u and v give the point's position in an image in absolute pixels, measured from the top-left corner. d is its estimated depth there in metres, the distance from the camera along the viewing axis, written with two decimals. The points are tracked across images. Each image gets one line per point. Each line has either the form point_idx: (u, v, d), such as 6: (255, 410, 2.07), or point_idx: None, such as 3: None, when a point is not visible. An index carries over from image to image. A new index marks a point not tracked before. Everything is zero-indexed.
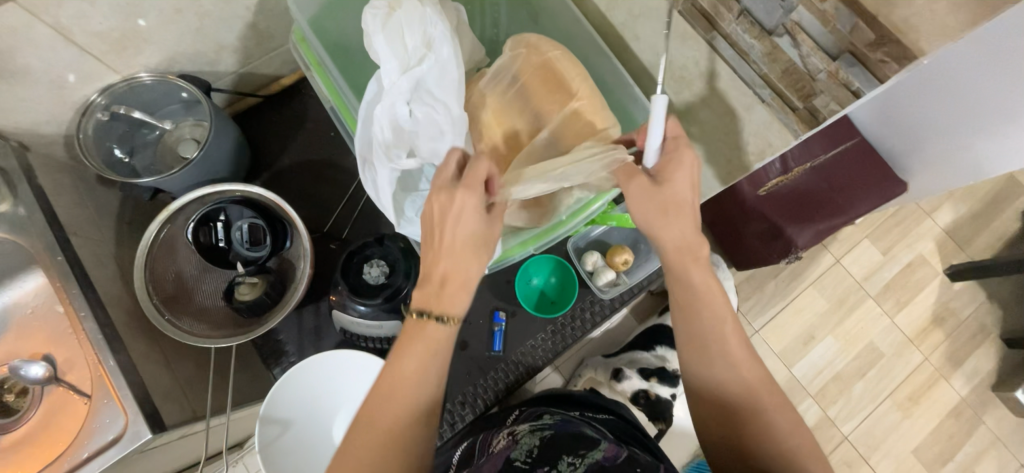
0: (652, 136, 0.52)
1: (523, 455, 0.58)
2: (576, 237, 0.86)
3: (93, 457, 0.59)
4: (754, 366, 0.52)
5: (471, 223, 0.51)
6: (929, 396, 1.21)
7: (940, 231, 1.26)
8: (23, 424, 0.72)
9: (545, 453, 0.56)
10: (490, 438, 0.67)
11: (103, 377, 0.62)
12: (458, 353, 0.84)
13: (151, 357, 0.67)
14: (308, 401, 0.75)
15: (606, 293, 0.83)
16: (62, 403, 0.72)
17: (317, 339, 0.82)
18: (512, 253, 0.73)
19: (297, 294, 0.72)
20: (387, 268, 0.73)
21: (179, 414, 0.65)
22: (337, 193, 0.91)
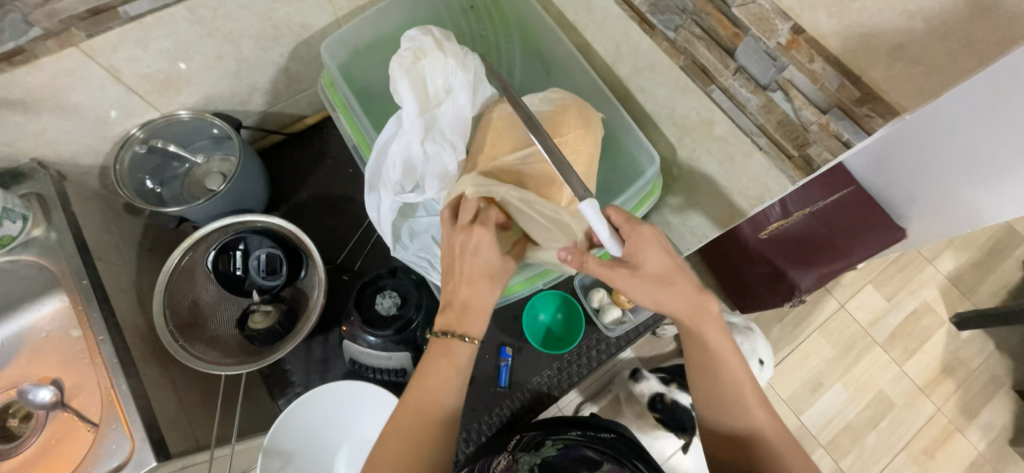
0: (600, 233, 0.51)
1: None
2: (582, 274, 0.87)
3: None
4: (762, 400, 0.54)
5: (487, 252, 0.57)
6: (945, 449, 1.18)
7: (942, 278, 1.28)
8: (23, 451, 0.71)
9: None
10: (489, 460, 0.66)
11: (114, 401, 0.62)
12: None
13: (161, 384, 0.67)
14: (310, 429, 0.74)
15: (612, 330, 0.85)
16: (66, 429, 0.72)
17: (324, 370, 0.83)
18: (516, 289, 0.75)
19: (309, 325, 0.73)
20: (399, 299, 0.75)
21: (184, 442, 0.64)
22: (351, 225, 0.95)
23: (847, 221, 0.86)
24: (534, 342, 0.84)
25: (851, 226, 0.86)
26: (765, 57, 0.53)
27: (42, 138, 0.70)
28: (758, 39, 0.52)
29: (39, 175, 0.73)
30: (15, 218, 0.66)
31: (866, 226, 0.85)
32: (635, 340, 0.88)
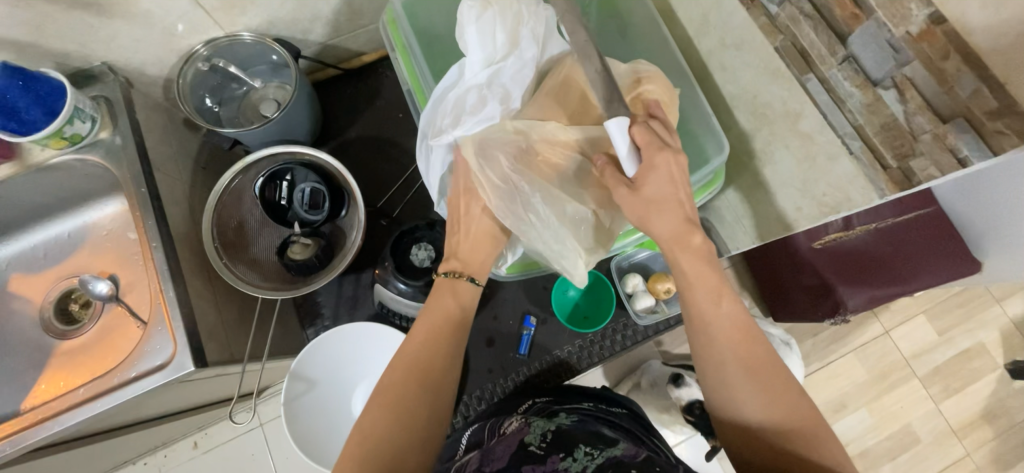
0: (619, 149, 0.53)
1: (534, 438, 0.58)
2: (619, 256, 0.85)
3: (139, 378, 0.63)
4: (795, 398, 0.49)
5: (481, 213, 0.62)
6: None
7: (1008, 321, 1.17)
8: (80, 335, 0.78)
9: (556, 440, 0.57)
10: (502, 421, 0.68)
11: (162, 306, 0.66)
12: (484, 350, 0.83)
13: (204, 296, 0.71)
14: (333, 364, 0.77)
15: (641, 318, 0.82)
16: (117, 322, 0.77)
17: (353, 308, 0.85)
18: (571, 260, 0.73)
19: (344, 263, 0.74)
20: (434, 252, 0.75)
21: (219, 354, 0.68)
22: (395, 171, 0.94)
23: (914, 247, 0.81)
24: (562, 319, 0.83)
25: (918, 252, 0.81)
26: (886, 48, 0.46)
27: (114, 43, 0.72)
28: (882, 26, 0.46)
29: (109, 79, 0.75)
30: (85, 118, 0.69)
31: (936, 255, 0.80)
32: (662, 331, 0.86)
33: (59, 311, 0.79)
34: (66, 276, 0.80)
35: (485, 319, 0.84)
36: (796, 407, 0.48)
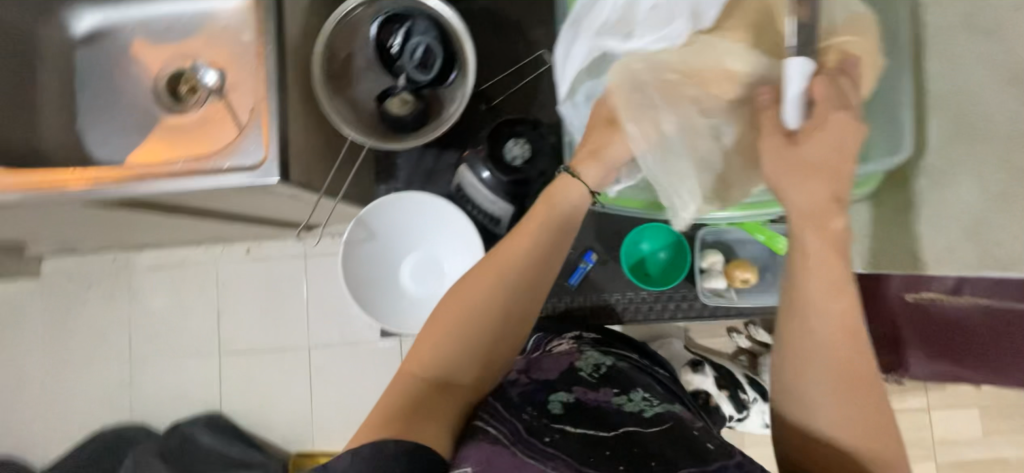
0: (788, 93, 0.49)
1: (586, 367, 0.66)
2: (708, 229, 0.79)
3: (233, 172, 0.66)
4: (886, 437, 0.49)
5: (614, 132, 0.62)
6: None
7: None
8: (182, 116, 0.82)
9: (611, 376, 0.65)
10: (547, 340, 0.74)
11: (264, 111, 0.66)
12: None
13: (300, 119, 0.71)
14: (396, 224, 0.78)
15: (705, 297, 0.77)
16: (218, 116, 0.81)
17: (427, 182, 0.84)
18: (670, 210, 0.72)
19: (438, 133, 0.71)
20: (528, 153, 0.69)
21: (304, 177, 0.70)
22: (509, 56, 0.85)
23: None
24: (625, 266, 0.79)
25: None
26: None
27: None
28: None
29: None
30: None
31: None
32: (721, 319, 0.79)
33: (168, 87, 0.82)
34: (179, 57, 0.83)
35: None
36: (879, 438, 0.49)
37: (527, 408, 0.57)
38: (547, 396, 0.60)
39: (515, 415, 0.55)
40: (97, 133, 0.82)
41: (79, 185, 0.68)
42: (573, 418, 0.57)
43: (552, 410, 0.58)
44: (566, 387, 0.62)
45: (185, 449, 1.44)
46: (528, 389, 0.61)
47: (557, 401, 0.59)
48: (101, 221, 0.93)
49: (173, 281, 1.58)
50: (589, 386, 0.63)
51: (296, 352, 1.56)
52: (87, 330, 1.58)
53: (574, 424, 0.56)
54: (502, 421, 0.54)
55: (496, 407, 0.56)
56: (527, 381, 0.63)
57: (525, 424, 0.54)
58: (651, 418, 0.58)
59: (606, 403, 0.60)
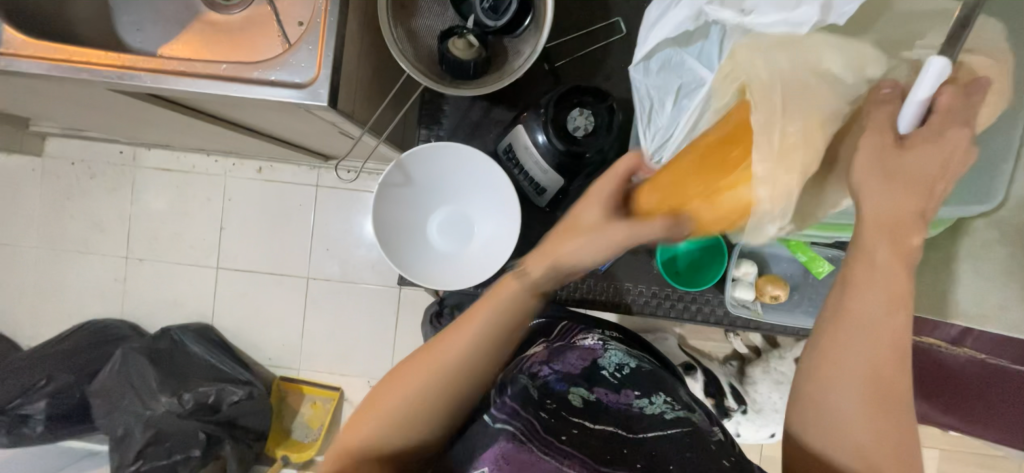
0: (914, 97, 0.46)
1: (609, 367, 0.68)
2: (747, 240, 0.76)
3: (276, 85, 0.61)
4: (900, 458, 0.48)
5: (595, 202, 0.58)
6: None
7: None
8: (228, 14, 0.77)
9: (632, 378, 0.67)
10: (576, 329, 0.77)
11: (320, 27, 0.61)
12: None
13: (357, 43, 0.65)
14: (435, 174, 0.75)
15: (729, 306, 0.76)
16: (264, 22, 0.76)
17: (470, 136, 0.80)
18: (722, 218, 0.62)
19: (500, 86, 0.67)
20: (591, 126, 0.65)
21: (352, 105, 0.66)
22: (583, 19, 0.79)
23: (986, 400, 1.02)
24: (662, 261, 0.76)
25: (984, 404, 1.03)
26: None
27: None
28: None
29: None
30: None
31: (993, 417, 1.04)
32: (739, 328, 0.80)
33: None
34: None
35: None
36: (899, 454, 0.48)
37: (547, 402, 0.59)
38: (568, 390, 0.62)
39: (535, 411, 0.55)
40: (133, 14, 0.77)
41: (108, 67, 0.62)
42: (593, 415, 0.59)
43: (571, 403, 0.60)
44: (587, 385, 0.64)
45: (175, 355, 1.42)
46: (552, 381, 0.63)
47: (578, 396, 0.61)
48: (120, 110, 0.88)
49: (179, 186, 1.54)
50: (610, 388, 0.64)
51: (294, 280, 1.55)
52: (85, 219, 1.55)
53: (594, 421, 0.58)
54: (522, 411, 0.54)
55: (519, 394, 0.57)
56: (552, 374, 0.64)
57: (542, 421, 0.54)
58: (671, 421, 0.59)
59: (627, 405, 0.62)
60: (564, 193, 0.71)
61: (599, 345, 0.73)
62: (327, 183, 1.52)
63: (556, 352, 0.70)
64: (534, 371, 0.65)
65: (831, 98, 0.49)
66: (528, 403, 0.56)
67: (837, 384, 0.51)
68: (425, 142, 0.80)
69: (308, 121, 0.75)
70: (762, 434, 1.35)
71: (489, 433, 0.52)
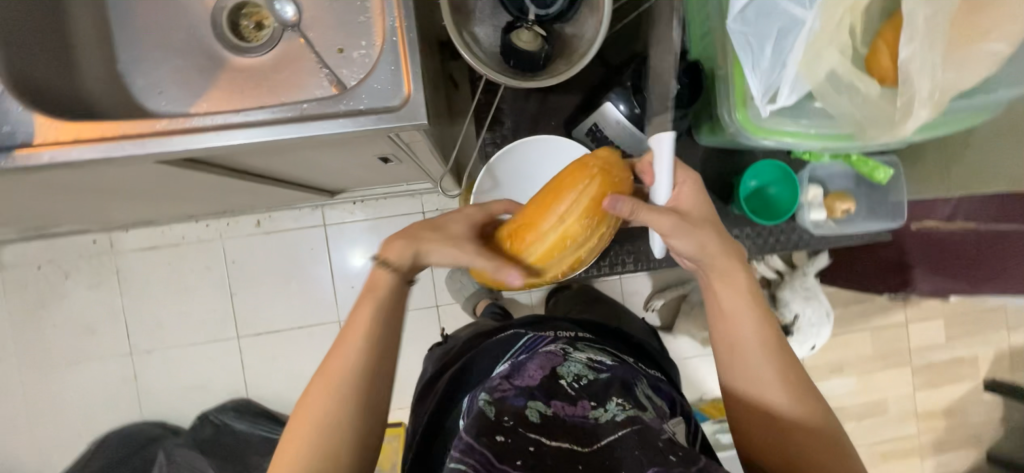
0: (661, 176, 0.63)
1: (567, 376, 0.63)
2: (812, 166, 0.87)
3: (366, 113, 0.58)
4: (808, 392, 0.58)
5: (434, 250, 0.62)
6: (897, 460, 1.56)
7: (1001, 351, 1.58)
8: (253, 56, 0.71)
9: (591, 388, 0.61)
10: (542, 342, 0.74)
11: (397, 45, 0.60)
12: None
13: (428, 59, 0.65)
14: (519, 172, 0.80)
15: (812, 228, 0.86)
16: (298, 55, 0.71)
17: (532, 127, 0.84)
18: (821, 137, 0.69)
19: (554, 80, 0.67)
20: (677, 89, 0.70)
21: (433, 121, 0.65)
22: None
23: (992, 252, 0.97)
24: (741, 199, 0.83)
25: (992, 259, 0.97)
26: None
27: None
28: None
29: None
30: None
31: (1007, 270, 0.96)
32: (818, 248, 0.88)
33: (232, 24, 0.71)
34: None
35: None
36: (808, 399, 0.58)
37: (504, 420, 0.53)
38: (526, 403, 0.56)
39: (487, 437, 0.50)
40: (149, 77, 0.70)
41: (176, 134, 0.57)
42: (550, 430, 0.53)
43: (528, 419, 0.54)
44: (544, 398, 0.58)
45: (223, 439, 1.34)
46: (508, 397, 0.57)
47: (535, 409, 0.56)
48: (144, 187, 0.80)
49: (170, 262, 1.41)
50: (567, 399, 0.58)
51: (324, 327, 1.45)
52: (70, 325, 1.38)
53: (551, 437, 0.52)
54: (478, 440, 0.49)
55: (474, 418, 0.53)
56: (510, 390, 0.59)
57: (495, 448, 0.49)
58: (621, 422, 0.54)
59: (581, 415, 0.56)
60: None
61: (562, 354, 0.67)
62: (334, 219, 1.44)
63: (516, 367, 0.64)
64: (494, 388, 0.60)
65: (933, 14, 0.56)
66: (483, 429, 0.51)
67: (744, 354, 0.60)
68: (490, 144, 0.85)
69: (375, 145, 0.72)
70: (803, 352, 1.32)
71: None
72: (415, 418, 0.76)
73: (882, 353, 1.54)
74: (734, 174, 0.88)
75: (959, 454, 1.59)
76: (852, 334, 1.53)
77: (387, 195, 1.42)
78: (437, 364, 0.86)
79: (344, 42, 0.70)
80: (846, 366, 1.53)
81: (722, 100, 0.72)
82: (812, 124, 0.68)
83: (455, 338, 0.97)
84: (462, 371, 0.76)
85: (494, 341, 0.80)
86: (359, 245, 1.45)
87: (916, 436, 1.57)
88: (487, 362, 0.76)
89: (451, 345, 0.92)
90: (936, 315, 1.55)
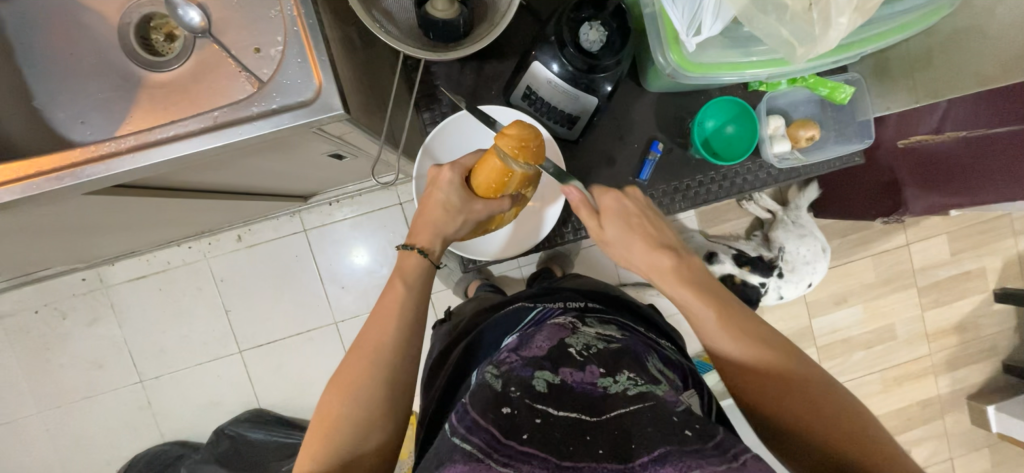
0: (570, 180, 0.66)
1: (577, 345, 0.59)
2: (769, 98, 0.87)
3: (281, 112, 0.56)
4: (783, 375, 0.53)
5: (451, 228, 0.69)
6: (911, 382, 1.55)
7: (1009, 258, 1.53)
8: (168, 69, 0.71)
9: (602, 355, 0.57)
10: (550, 315, 0.71)
11: (300, 35, 0.58)
12: (605, 167, 0.87)
13: (342, 46, 0.63)
14: (459, 148, 0.83)
15: (778, 163, 0.85)
16: (215, 62, 0.70)
17: (473, 99, 0.85)
18: (748, 66, 0.66)
19: (476, 46, 0.63)
20: (604, 38, 0.69)
21: (358, 109, 0.63)
22: None
23: (982, 162, 0.90)
24: (698, 144, 0.82)
25: (979, 170, 0.91)
26: None
27: None
28: None
29: None
30: None
31: (995, 179, 0.90)
32: (788, 182, 0.89)
33: (141, 41, 0.71)
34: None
35: (612, 136, 0.86)
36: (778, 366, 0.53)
37: (510, 392, 0.52)
38: (533, 374, 0.54)
39: (494, 412, 0.49)
40: (69, 109, 0.70)
41: (90, 162, 0.56)
42: (557, 399, 0.51)
43: (534, 389, 0.52)
44: (552, 365, 0.55)
45: (241, 450, 1.38)
46: (515, 368, 0.55)
47: (542, 378, 0.53)
48: (95, 222, 0.80)
49: (162, 289, 1.42)
50: (574, 365, 0.55)
51: (322, 331, 1.46)
52: (77, 363, 1.42)
53: (558, 407, 0.50)
54: (483, 418, 0.48)
55: (480, 394, 0.52)
56: (516, 361, 0.57)
57: (500, 426, 0.47)
58: (634, 398, 0.50)
59: (591, 383, 0.53)
60: (592, 117, 0.79)
61: (569, 326, 0.64)
62: (314, 223, 1.43)
63: (524, 339, 0.62)
64: (500, 362, 0.58)
65: None
66: (488, 406, 0.50)
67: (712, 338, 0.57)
68: (431, 122, 0.87)
69: (314, 145, 0.70)
70: (800, 290, 1.28)
71: (446, 452, 0.46)
72: (425, 398, 0.76)
73: (886, 278, 1.51)
74: (689, 117, 0.87)
75: (975, 368, 1.57)
76: (852, 263, 1.50)
77: (361, 191, 1.40)
78: (444, 342, 0.85)
79: (259, 41, 0.67)
80: (851, 296, 1.51)
81: (655, 41, 0.69)
82: (752, 52, 0.65)
83: (459, 314, 0.95)
84: (469, 350, 0.74)
85: (503, 314, 0.78)
86: (353, 245, 1.44)
87: (929, 355, 1.55)
88: (495, 335, 0.74)
89: (455, 322, 0.90)
90: (938, 231, 1.50)
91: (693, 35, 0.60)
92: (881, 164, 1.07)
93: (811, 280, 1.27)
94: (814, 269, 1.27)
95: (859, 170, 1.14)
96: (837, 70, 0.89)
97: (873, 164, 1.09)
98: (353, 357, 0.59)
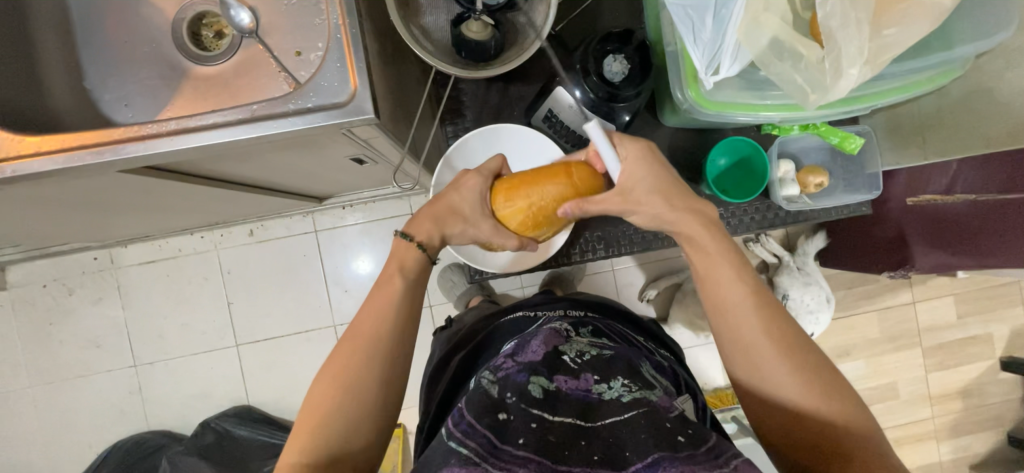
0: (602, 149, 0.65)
1: (571, 351, 0.59)
2: (780, 142, 0.90)
3: (315, 110, 0.60)
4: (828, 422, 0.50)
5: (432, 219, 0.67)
6: (912, 445, 1.51)
7: (1016, 327, 1.51)
8: (211, 64, 0.75)
9: (594, 361, 0.57)
10: (548, 320, 0.71)
11: (341, 41, 0.61)
12: None
13: (378, 56, 0.67)
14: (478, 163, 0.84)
15: (785, 205, 0.87)
16: (258, 62, 0.74)
17: (495, 117, 0.89)
18: (760, 108, 0.69)
19: (503, 69, 0.67)
20: (627, 70, 0.73)
21: (387, 116, 0.66)
22: None
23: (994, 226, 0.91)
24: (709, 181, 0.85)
25: (990, 233, 0.92)
26: None
27: None
28: None
29: None
30: None
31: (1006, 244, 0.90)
32: (795, 224, 0.91)
33: (192, 36, 0.76)
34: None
35: None
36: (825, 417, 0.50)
37: (506, 398, 0.52)
38: (528, 379, 0.54)
39: (490, 416, 0.49)
40: (115, 92, 0.74)
41: (131, 141, 0.59)
42: (552, 406, 0.51)
43: (529, 394, 0.52)
44: (547, 372, 0.55)
45: (223, 445, 1.37)
46: (511, 374, 0.55)
47: (537, 384, 0.53)
48: (120, 202, 0.83)
49: (169, 275, 1.44)
50: (569, 373, 0.56)
51: (320, 332, 1.47)
52: (77, 340, 1.43)
53: (554, 413, 0.50)
54: (478, 422, 0.48)
55: (474, 399, 0.52)
56: (512, 367, 0.56)
57: (494, 430, 0.48)
58: (630, 404, 0.50)
59: (587, 391, 0.53)
60: None
61: (564, 333, 0.64)
62: (326, 225, 1.46)
63: (520, 344, 0.62)
64: (496, 367, 0.58)
65: None
66: (484, 410, 0.50)
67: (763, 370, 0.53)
68: (453, 136, 0.90)
69: (339, 146, 0.73)
70: None
71: (442, 456, 0.46)
72: (427, 403, 0.76)
73: (890, 334, 1.50)
74: (701, 154, 0.89)
75: (979, 436, 1.53)
76: (856, 316, 1.49)
77: (374, 198, 1.43)
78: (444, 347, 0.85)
79: (302, 45, 0.72)
80: (854, 350, 1.49)
81: (674, 77, 0.72)
82: (766, 95, 0.68)
83: (461, 320, 0.95)
84: (468, 357, 0.74)
85: (504, 321, 0.79)
86: (361, 249, 1.46)
87: (932, 419, 1.51)
88: (496, 341, 0.74)
89: (456, 329, 0.90)
90: (945, 292, 1.50)
91: (709, 73, 0.63)
92: (891, 217, 1.09)
93: (813, 330, 1.27)
94: (818, 318, 1.27)
95: (869, 222, 1.15)
96: (848, 122, 0.92)
97: (886, 216, 1.10)
98: (294, 436, 0.54)
